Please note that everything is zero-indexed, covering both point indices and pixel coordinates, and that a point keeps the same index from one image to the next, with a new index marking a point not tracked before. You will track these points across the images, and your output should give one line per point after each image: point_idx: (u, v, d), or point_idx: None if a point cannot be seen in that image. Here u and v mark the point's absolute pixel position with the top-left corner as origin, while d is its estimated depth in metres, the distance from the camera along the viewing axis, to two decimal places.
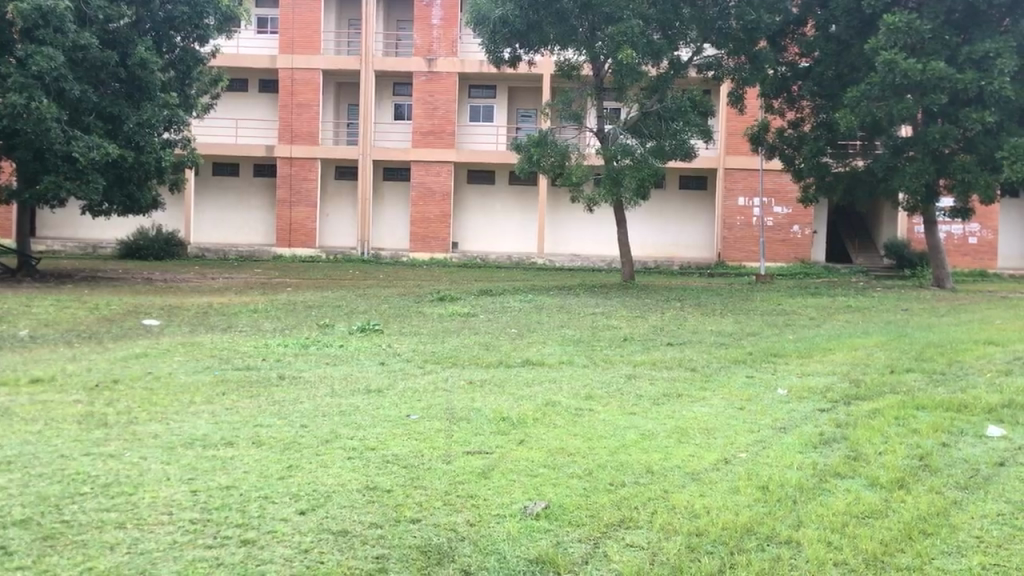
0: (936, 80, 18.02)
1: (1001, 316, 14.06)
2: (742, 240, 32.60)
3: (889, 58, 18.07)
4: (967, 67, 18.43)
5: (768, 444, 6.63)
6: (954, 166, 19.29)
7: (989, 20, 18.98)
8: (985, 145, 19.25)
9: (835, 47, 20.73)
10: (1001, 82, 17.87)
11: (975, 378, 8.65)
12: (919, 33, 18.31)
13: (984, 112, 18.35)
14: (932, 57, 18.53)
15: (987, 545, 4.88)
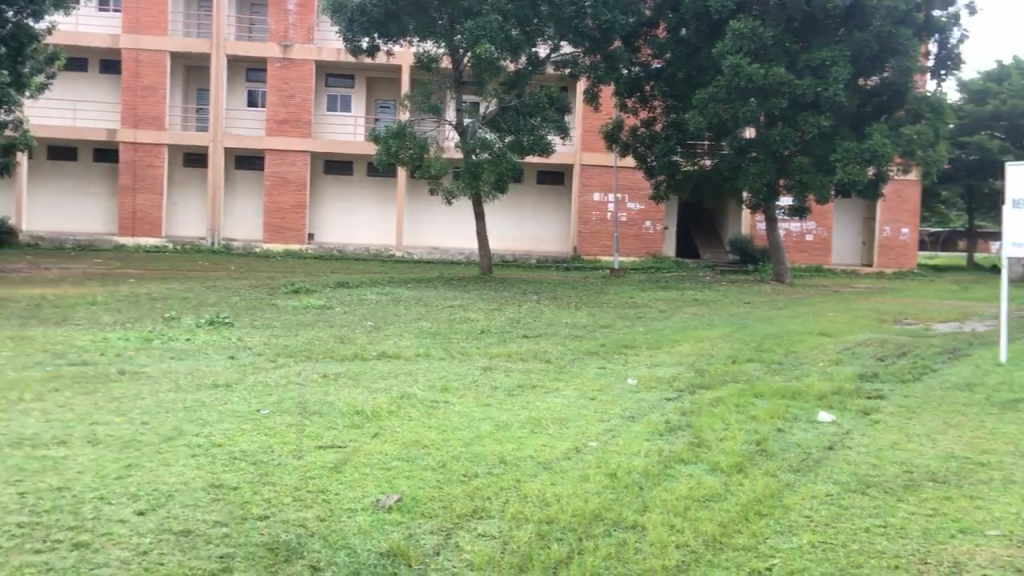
0: (778, 84, 19.00)
1: (832, 309, 15.03)
2: (597, 235, 33.34)
3: (734, 63, 18.96)
4: (805, 73, 19.47)
5: (618, 432, 6.83)
6: (792, 167, 20.33)
7: (825, 30, 20.09)
8: (820, 148, 20.35)
9: (685, 50, 21.48)
10: (835, 89, 18.95)
11: (809, 367, 9.19)
12: (762, 40, 19.23)
13: (818, 117, 19.48)
14: (773, 62, 19.54)
15: (816, 523, 5.33)
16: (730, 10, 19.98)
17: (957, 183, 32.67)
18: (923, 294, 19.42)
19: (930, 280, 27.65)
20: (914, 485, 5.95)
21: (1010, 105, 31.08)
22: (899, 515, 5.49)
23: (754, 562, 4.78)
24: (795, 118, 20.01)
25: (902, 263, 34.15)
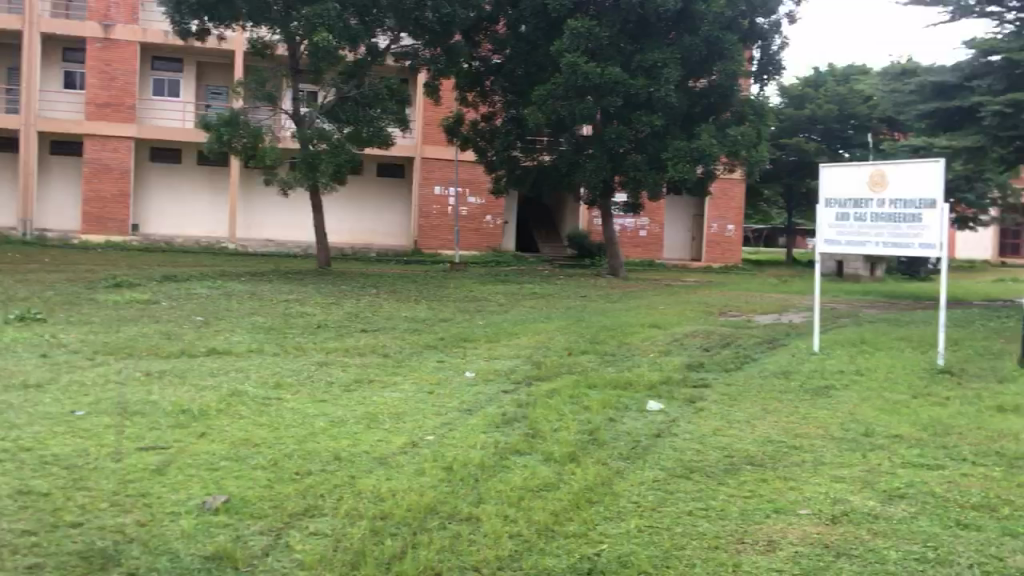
0: (613, 83, 19.68)
1: (662, 302, 15.64)
2: (437, 228, 33.33)
3: (571, 61, 19.46)
4: (638, 74, 20.16)
5: (454, 426, 6.85)
6: (626, 165, 21.09)
7: (657, 32, 20.80)
8: (652, 146, 21.11)
9: (525, 46, 21.77)
10: (666, 90, 19.78)
11: (640, 358, 9.53)
12: (597, 40, 19.80)
13: (651, 116, 20.26)
14: (608, 62, 20.13)
15: (643, 508, 5.54)
16: (568, 8, 20.40)
17: (777, 183, 34.56)
18: (746, 288, 20.56)
19: (754, 274, 29.33)
20: (734, 468, 6.30)
21: (825, 110, 33.17)
22: (719, 498, 5.80)
23: (584, 548, 4.91)
24: (629, 116, 20.69)
25: (728, 258, 35.85)
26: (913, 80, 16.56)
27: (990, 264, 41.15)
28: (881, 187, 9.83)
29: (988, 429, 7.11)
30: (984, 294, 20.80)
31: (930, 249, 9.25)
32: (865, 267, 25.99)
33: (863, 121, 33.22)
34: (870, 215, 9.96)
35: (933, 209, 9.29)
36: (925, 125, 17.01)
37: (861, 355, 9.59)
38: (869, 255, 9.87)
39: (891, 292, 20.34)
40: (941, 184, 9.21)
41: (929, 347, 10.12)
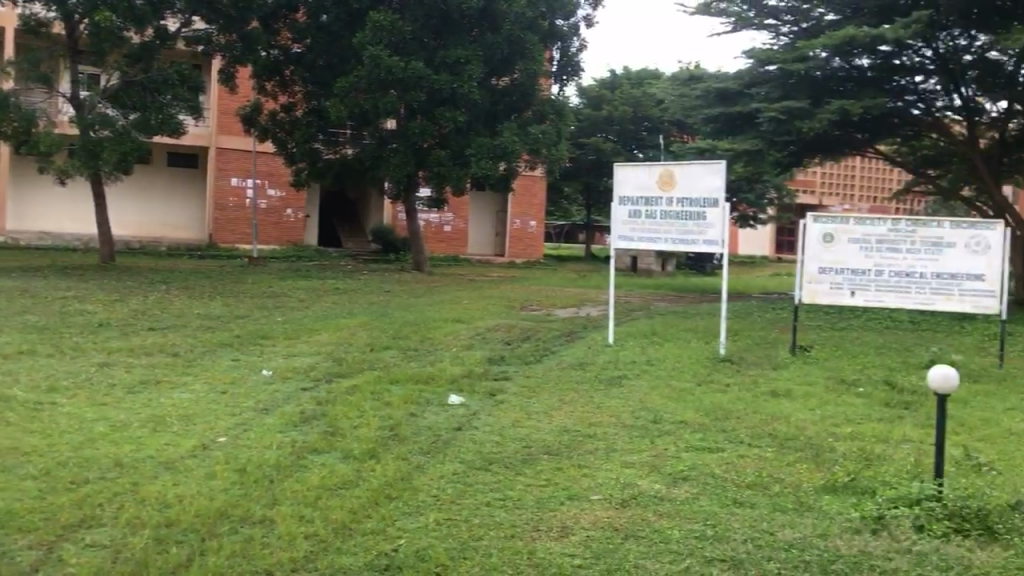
0: (416, 79, 19.88)
1: (465, 297, 15.78)
2: (234, 221, 32.10)
3: (374, 54, 19.60)
4: (442, 69, 20.30)
5: (249, 426, 6.63)
6: (430, 160, 21.14)
7: (462, 28, 20.90)
8: (455, 142, 21.25)
9: (326, 37, 21.40)
10: (470, 86, 20.10)
11: (443, 352, 9.57)
12: (400, 33, 19.96)
13: (455, 112, 20.46)
14: (412, 57, 20.16)
15: (442, 502, 5.56)
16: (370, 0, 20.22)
17: (577, 181, 35.65)
18: (547, 282, 21.18)
19: (555, 269, 30.27)
20: (531, 458, 6.47)
21: (622, 112, 34.52)
22: (516, 488, 5.93)
23: (381, 544, 4.87)
24: (433, 112, 20.78)
25: (530, 254, 36.25)
26: (699, 86, 17.64)
27: (767, 260, 44.49)
28: (668, 186, 10.39)
29: (762, 412, 7.67)
30: (762, 288, 22.48)
31: (714, 246, 10.03)
32: (657, 263, 27.44)
33: (655, 123, 34.90)
34: (660, 213, 10.49)
35: (716, 208, 10.07)
36: (710, 129, 18.12)
37: (652, 346, 10.10)
38: (659, 252, 10.39)
39: (681, 285, 21.60)
40: (724, 185, 9.98)
41: (712, 338, 10.79)
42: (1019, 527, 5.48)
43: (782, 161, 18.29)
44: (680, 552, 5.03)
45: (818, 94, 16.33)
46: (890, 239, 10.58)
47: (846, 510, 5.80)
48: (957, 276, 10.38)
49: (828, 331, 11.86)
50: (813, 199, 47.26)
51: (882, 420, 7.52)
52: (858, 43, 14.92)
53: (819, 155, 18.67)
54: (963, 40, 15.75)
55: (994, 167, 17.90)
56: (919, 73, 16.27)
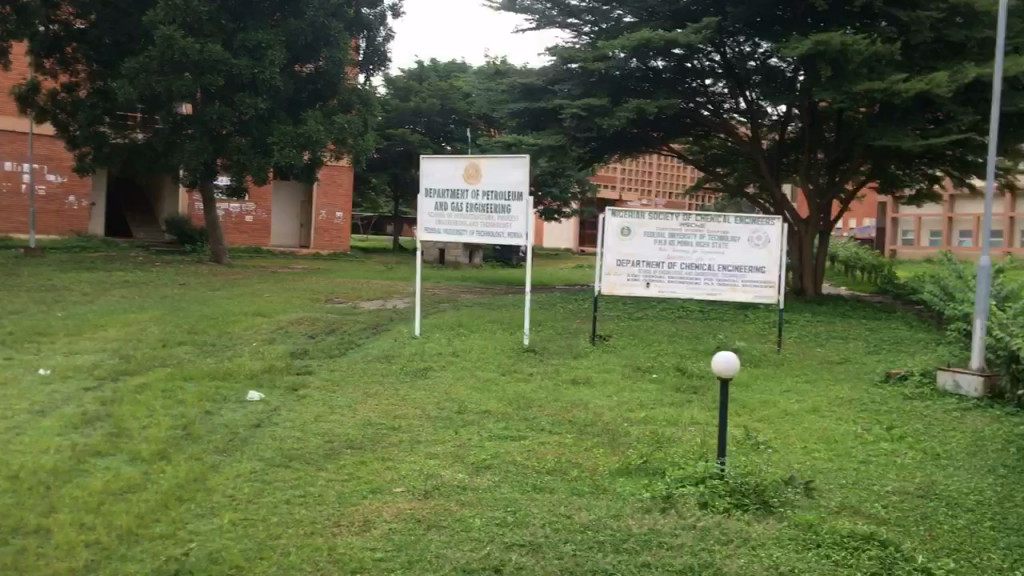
0: (212, 62, 19.08)
1: (267, 289, 15.30)
2: (9, 209, 29.61)
3: (167, 35, 18.75)
4: (241, 53, 19.64)
5: (22, 429, 6.19)
6: (229, 148, 20.37)
7: (261, 13, 20.28)
8: (257, 129, 20.59)
9: (114, 14, 20.20)
10: (271, 73, 19.61)
11: (241, 347, 9.24)
12: (195, 15, 19.07)
13: (255, 98, 19.84)
14: (208, 39, 19.37)
15: (238, 502, 5.37)
16: None
17: (384, 172, 34.78)
18: (354, 275, 20.87)
19: (360, 261, 30.00)
20: (334, 453, 6.37)
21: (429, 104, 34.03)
22: (317, 484, 5.80)
23: (170, 549, 4.66)
24: (232, 98, 20.03)
25: (336, 246, 35.58)
26: (505, 81, 18.04)
27: (572, 252, 45.95)
28: (474, 179, 10.58)
29: (563, 400, 7.90)
30: (564, 279, 23.23)
31: (517, 239, 10.27)
32: (464, 255, 27.80)
33: (463, 116, 34.66)
34: (464, 206, 10.63)
35: (520, 201, 10.34)
36: (515, 123, 18.59)
37: (457, 338, 10.21)
38: (465, 243, 10.52)
39: (487, 277, 21.95)
40: (527, 178, 10.26)
41: (516, 328, 11.05)
42: (791, 500, 5.95)
43: (584, 156, 19.02)
44: (481, 540, 5.10)
45: (617, 93, 17.03)
46: (681, 232, 11.22)
47: (638, 490, 6.08)
48: (742, 268, 11.15)
49: (627, 321, 12.40)
50: (614, 193, 49.13)
51: (672, 404, 7.93)
52: (654, 47, 15.66)
53: (619, 151, 19.51)
54: (747, 47, 16.61)
55: (775, 167, 18.98)
56: (709, 76, 17.29)
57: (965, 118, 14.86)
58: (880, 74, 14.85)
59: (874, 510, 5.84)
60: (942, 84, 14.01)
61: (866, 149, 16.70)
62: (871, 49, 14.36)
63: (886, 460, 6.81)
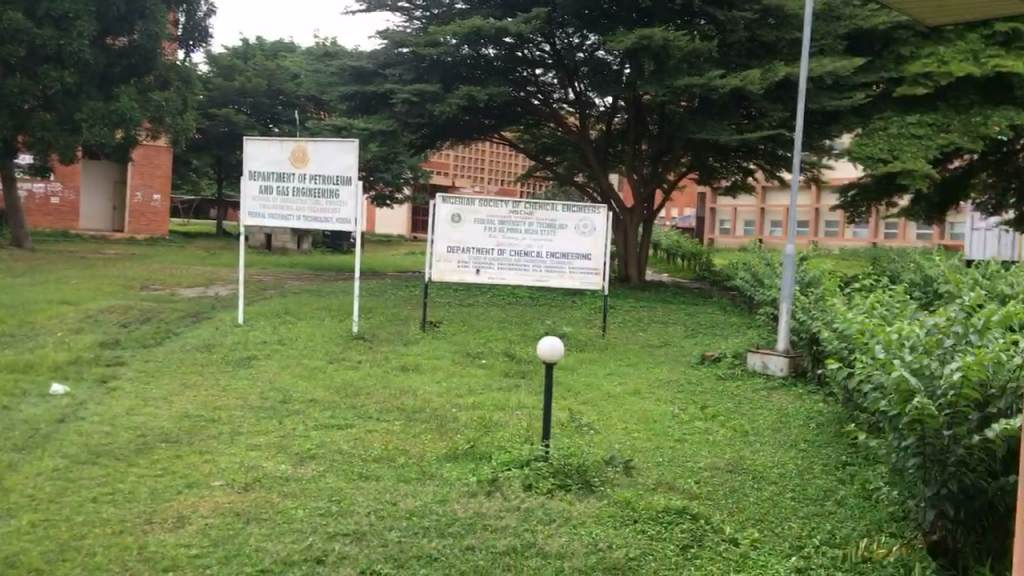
0: (11, 31, 17.80)
1: (76, 276, 14.44)
2: None
3: None
4: (45, 23, 18.39)
5: None
6: (32, 125, 19.07)
7: None
8: (64, 105, 19.35)
9: None
10: (80, 45, 18.56)
11: (45, 338, 8.70)
12: None
13: (62, 72, 18.67)
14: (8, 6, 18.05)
15: (38, 502, 5.06)
16: None
17: (205, 153, 32.70)
18: (174, 261, 19.97)
19: (179, 246, 28.69)
20: (147, 447, 6.09)
21: (255, 84, 32.25)
22: (127, 480, 5.52)
23: None
24: (37, 71, 18.71)
25: (153, 231, 33.58)
26: (335, 63, 17.88)
27: (404, 239, 45.57)
28: (302, 163, 11.14)
29: (392, 388, 7.87)
30: (396, 266, 23.13)
31: (347, 224, 10.96)
32: (293, 241, 27.18)
33: (291, 98, 32.96)
34: (292, 189, 11.17)
35: (349, 185, 10.99)
36: (346, 106, 18.46)
37: (283, 326, 10.02)
38: (293, 227, 11.10)
39: (316, 264, 21.51)
40: (356, 163, 11.00)
41: (345, 316, 10.92)
42: (611, 479, 6.16)
43: (415, 142, 19.01)
44: (303, 531, 4.98)
45: (448, 79, 17.03)
46: (511, 220, 11.65)
47: (464, 475, 6.10)
48: (568, 256, 11.71)
49: (458, 307, 12.52)
50: (447, 179, 49.08)
51: (500, 388, 8.06)
52: (485, 34, 15.88)
53: (451, 138, 19.57)
54: (576, 39, 16.96)
55: (601, 157, 19.63)
56: (539, 66, 17.61)
57: (775, 115, 15.86)
58: (698, 70, 15.58)
59: (688, 486, 6.12)
60: (755, 82, 14.86)
61: (686, 141, 17.51)
62: (690, 46, 15.05)
63: (699, 438, 7.16)
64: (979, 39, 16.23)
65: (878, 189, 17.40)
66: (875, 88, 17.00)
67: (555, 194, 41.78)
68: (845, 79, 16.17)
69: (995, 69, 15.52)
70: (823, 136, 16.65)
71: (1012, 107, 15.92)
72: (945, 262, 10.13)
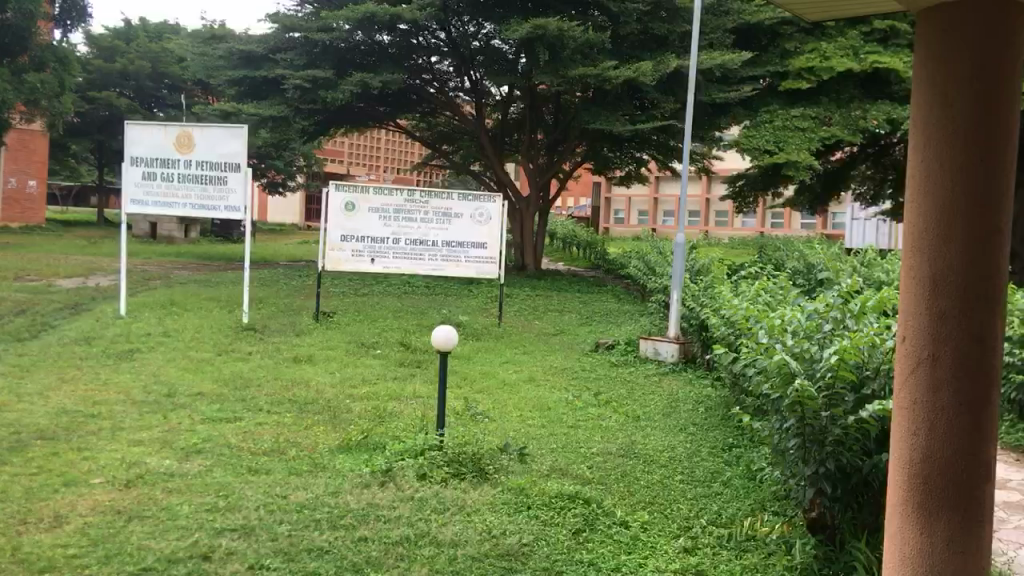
0: None
1: None
2: None
3: None
4: None
5: None
6: None
7: None
8: None
9: None
10: None
11: None
12: None
13: None
14: None
15: None
16: None
17: (86, 138, 31.36)
18: (52, 250, 19.11)
19: (58, 234, 27.47)
20: (21, 445, 5.82)
21: (137, 66, 30.99)
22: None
23: None
24: None
25: (30, 218, 32.08)
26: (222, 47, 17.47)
27: (296, 228, 44.70)
28: (186, 148, 10.84)
29: (284, 378, 7.77)
30: (289, 255, 22.72)
31: (235, 211, 10.69)
32: (180, 230, 26.37)
33: (177, 82, 31.84)
34: (176, 176, 10.86)
35: (237, 173, 10.75)
36: (236, 91, 18.10)
37: (169, 317, 9.74)
38: (178, 215, 10.79)
39: (204, 254, 20.90)
40: (245, 150, 10.74)
41: (235, 307, 10.68)
42: (505, 466, 6.17)
43: (308, 129, 18.69)
44: (188, 527, 4.83)
45: (341, 65, 16.97)
46: (406, 209, 11.57)
47: (357, 466, 6.02)
48: (464, 245, 11.71)
49: (351, 297, 12.39)
50: (340, 167, 48.34)
51: (394, 378, 8.01)
52: (379, 20, 15.83)
53: (346, 125, 19.31)
54: (471, 27, 16.90)
55: (497, 146, 19.67)
56: (435, 54, 17.53)
57: (667, 106, 16.21)
58: (593, 61, 15.76)
59: (581, 471, 6.19)
60: (648, 73, 15.16)
61: (582, 132, 17.73)
62: (585, 37, 15.22)
63: (593, 424, 7.26)
64: (859, 36, 16.93)
65: (762, 181, 18.03)
66: (762, 82, 17.75)
67: (451, 182, 41.63)
68: (733, 72, 16.77)
69: (875, 65, 16.06)
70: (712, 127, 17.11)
71: (890, 102, 16.48)
72: (824, 250, 10.56)
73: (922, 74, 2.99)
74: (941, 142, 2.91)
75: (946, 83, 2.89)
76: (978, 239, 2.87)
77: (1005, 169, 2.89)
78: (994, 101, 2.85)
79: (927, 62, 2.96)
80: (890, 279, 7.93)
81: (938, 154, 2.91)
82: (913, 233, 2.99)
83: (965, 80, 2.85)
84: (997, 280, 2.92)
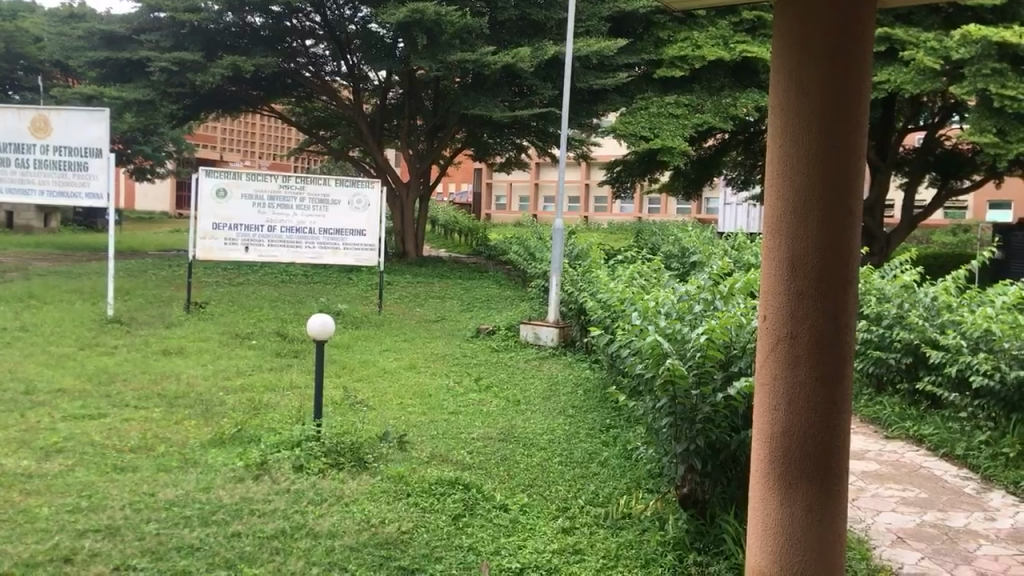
0: None
1: None
2: None
3: None
4: None
5: None
6: None
7: None
8: None
9: None
10: None
11: None
12: None
13: None
14: None
15: None
16: None
17: None
18: None
19: None
20: None
21: None
22: None
23: None
24: None
25: None
26: (83, 26, 16.68)
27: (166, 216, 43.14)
28: (43, 133, 10.35)
29: (151, 371, 7.50)
30: (156, 244, 21.94)
31: (98, 199, 10.19)
32: (38, 219, 25.14)
33: (33, 64, 30.19)
34: (33, 161, 10.38)
35: (99, 159, 10.24)
36: (98, 73, 17.26)
37: (27, 311, 9.29)
38: (36, 203, 10.32)
39: (66, 243, 19.98)
40: (107, 135, 10.24)
41: (99, 299, 10.26)
42: (384, 454, 6.12)
43: (178, 113, 18.00)
44: (48, 530, 4.60)
45: (210, 47, 16.50)
46: (281, 195, 11.33)
47: (231, 460, 5.85)
48: (342, 231, 11.56)
49: (226, 286, 12.08)
50: (213, 154, 46.88)
51: (271, 369, 7.85)
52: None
53: (219, 109, 18.69)
54: (347, 11, 16.72)
55: (376, 133, 19.43)
56: (310, 36, 17.23)
57: (546, 93, 16.38)
58: (472, 46, 15.74)
59: (461, 457, 6.20)
60: (526, 59, 15.28)
61: (461, 117, 17.74)
62: (463, 22, 15.17)
63: (473, 410, 7.28)
64: (729, 26, 17.40)
65: (639, 168, 18.50)
66: (637, 70, 17.98)
67: (331, 170, 40.94)
68: (609, 60, 17.02)
69: (742, 54, 16.66)
70: (590, 114, 17.40)
71: (758, 90, 17.09)
72: (696, 234, 10.91)
73: (779, 61, 3.08)
74: (799, 126, 2.99)
75: (802, 70, 2.98)
76: (833, 220, 2.98)
77: (858, 153, 3.01)
78: (842, 90, 2.95)
79: (784, 49, 3.05)
80: (756, 261, 8.26)
81: (795, 139, 3.00)
82: (771, 214, 3.08)
83: (820, 67, 2.95)
84: (852, 261, 3.04)
